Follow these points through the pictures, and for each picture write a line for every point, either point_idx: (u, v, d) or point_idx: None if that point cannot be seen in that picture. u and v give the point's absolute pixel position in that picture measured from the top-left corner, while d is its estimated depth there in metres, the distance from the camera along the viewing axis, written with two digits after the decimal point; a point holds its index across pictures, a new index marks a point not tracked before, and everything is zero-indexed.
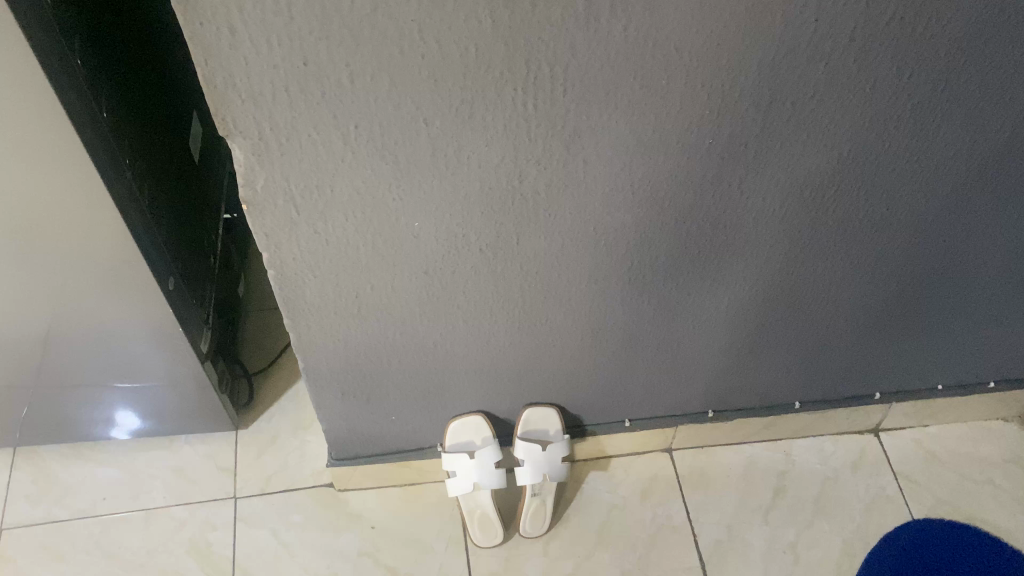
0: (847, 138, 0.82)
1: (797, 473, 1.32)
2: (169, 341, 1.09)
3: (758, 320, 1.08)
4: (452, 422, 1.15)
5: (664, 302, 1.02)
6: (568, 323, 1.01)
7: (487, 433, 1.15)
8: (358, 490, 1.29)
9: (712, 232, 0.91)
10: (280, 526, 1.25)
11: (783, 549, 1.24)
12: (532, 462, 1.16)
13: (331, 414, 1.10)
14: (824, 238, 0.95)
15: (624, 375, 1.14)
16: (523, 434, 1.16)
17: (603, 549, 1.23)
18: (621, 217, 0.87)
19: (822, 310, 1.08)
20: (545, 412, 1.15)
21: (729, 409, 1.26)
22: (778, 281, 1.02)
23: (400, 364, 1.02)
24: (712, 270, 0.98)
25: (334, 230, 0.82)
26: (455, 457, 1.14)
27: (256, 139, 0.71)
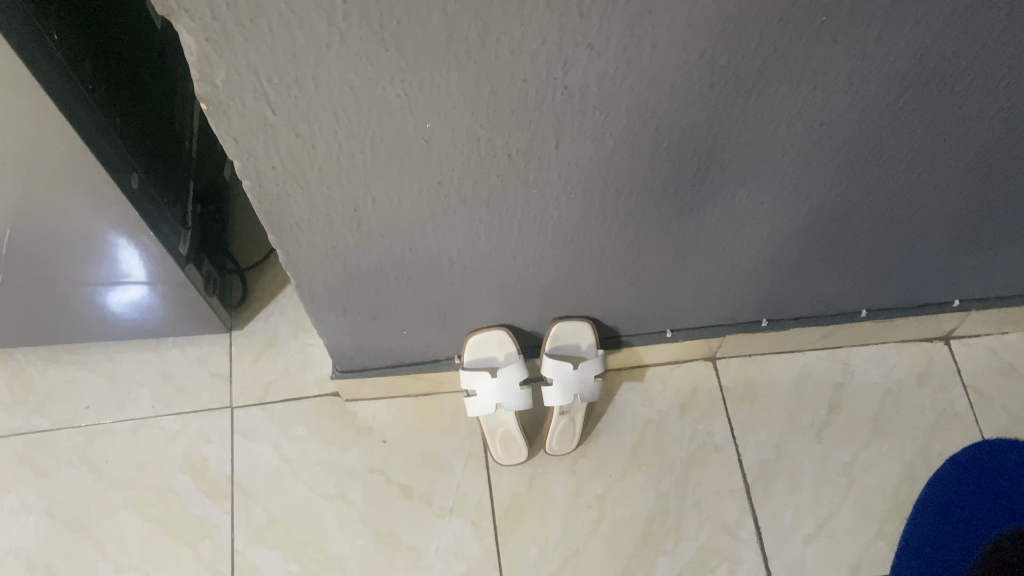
0: (1001, 14, 0.62)
1: (855, 386, 1.18)
2: (143, 247, 0.93)
3: (837, 227, 0.91)
4: (471, 335, 1.00)
5: (730, 210, 0.84)
6: (611, 234, 0.84)
7: (510, 348, 1.01)
8: (367, 401, 1.16)
9: (802, 132, 0.73)
10: (282, 440, 1.14)
11: (835, 472, 1.13)
12: (563, 382, 1.02)
13: (333, 330, 0.95)
14: (937, 135, 0.77)
15: (671, 286, 0.98)
16: (552, 350, 1.02)
17: (637, 469, 1.13)
18: (690, 114, 0.67)
19: (914, 216, 0.91)
20: (579, 326, 1.00)
21: (785, 317, 1.11)
22: (870, 184, 0.83)
23: (410, 278, 0.87)
24: (795, 177, 0.80)
25: (324, 134, 0.63)
26: (474, 375, 1.00)
27: (208, 21, 0.52)
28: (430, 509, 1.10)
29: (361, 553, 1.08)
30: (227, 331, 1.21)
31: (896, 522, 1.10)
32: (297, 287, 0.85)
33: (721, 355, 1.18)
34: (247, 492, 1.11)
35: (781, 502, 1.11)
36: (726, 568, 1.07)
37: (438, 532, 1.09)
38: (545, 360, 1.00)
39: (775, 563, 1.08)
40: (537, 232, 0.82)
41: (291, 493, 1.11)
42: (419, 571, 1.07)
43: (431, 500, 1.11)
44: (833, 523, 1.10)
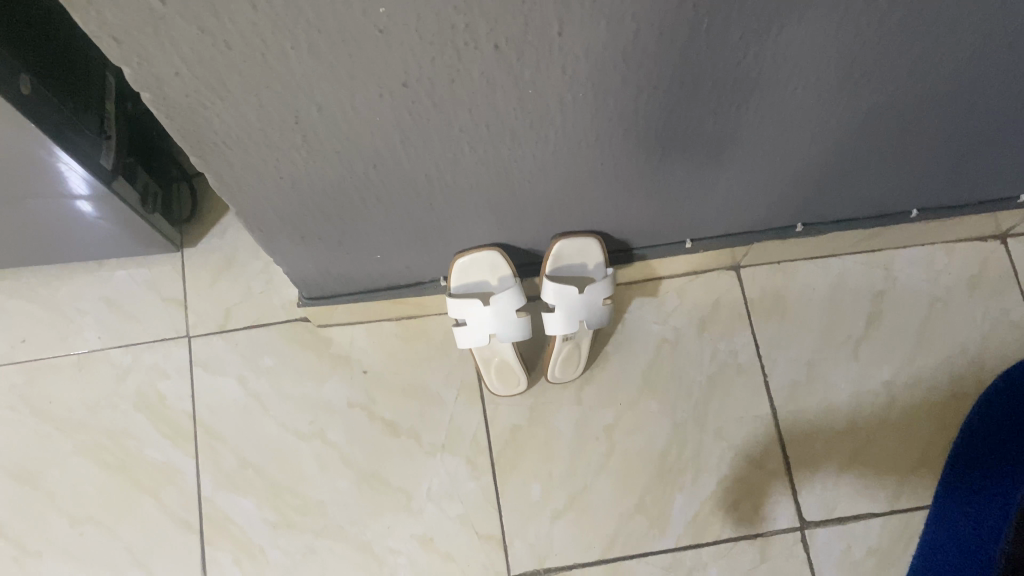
0: None
1: (898, 294, 1.04)
2: (52, 164, 0.76)
3: (907, 118, 0.73)
4: (457, 258, 0.86)
5: (780, 105, 0.66)
6: (626, 138, 0.68)
7: (504, 270, 0.87)
8: (342, 325, 1.02)
9: (887, 5, 0.55)
10: (249, 373, 1.01)
11: (873, 393, 1.00)
12: (567, 308, 0.88)
13: (291, 257, 0.80)
14: None
15: (694, 193, 0.82)
16: (553, 272, 0.88)
17: (651, 396, 1.00)
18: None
19: (999, 103, 0.74)
20: (585, 243, 0.86)
21: (822, 221, 0.95)
22: (959, 66, 0.66)
23: (379, 198, 0.71)
24: (866, 62, 0.62)
25: (239, 28, 0.46)
26: (464, 303, 0.86)
27: None
28: (420, 447, 0.98)
29: (345, 496, 0.97)
30: (177, 249, 1.05)
31: (940, 446, 0.98)
32: (238, 215, 0.69)
33: (745, 264, 1.03)
34: (212, 432, 0.99)
35: (812, 428, 0.99)
36: (752, 502, 0.97)
37: (431, 472, 0.97)
38: (545, 284, 0.86)
39: (805, 495, 0.97)
40: (534, 139, 0.65)
41: (263, 433, 0.99)
42: (410, 516, 0.96)
43: (420, 437, 0.98)
44: (870, 450, 0.99)
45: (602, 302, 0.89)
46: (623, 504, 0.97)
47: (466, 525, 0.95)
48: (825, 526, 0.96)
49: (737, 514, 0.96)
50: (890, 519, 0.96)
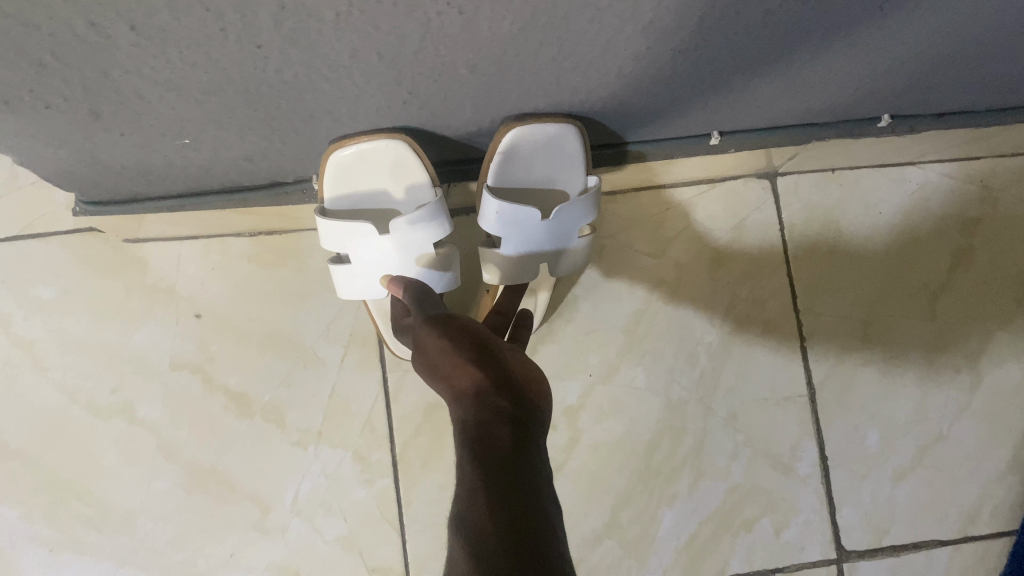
0: None
1: (1001, 224, 0.70)
2: None
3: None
4: (336, 148, 0.50)
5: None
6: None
7: (416, 173, 0.52)
8: (160, 238, 0.64)
9: None
10: (12, 310, 0.64)
11: (955, 367, 0.69)
12: (523, 241, 0.54)
13: (9, 138, 0.43)
14: None
15: (757, 50, 0.46)
16: (497, 180, 0.54)
17: (636, 363, 0.67)
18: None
19: None
20: (556, 136, 0.52)
21: (922, 110, 0.60)
22: None
23: (135, 24, 0.33)
24: None
25: None
26: (344, 226, 0.51)
27: None
28: (283, 435, 0.64)
29: (164, 504, 0.63)
30: None
31: None
32: None
33: (786, 171, 0.68)
34: None
35: (866, 414, 0.68)
36: (771, 521, 0.67)
37: (298, 471, 0.64)
38: (487, 201, 0.52)
39: (846, 512, 0.67)
40: None
41: (36, 403, 0.63)
42: (265, 537, 0.63)
43: (285, 417, 0.64)
44: (943, 449, 0.68)
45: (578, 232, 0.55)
46: (585, 520, 0.66)
47: (350, 552, 0.63)
48: (874, 558, 0.67)
49: (749, 539, 0.67)
50: (961, 549, 0.68)
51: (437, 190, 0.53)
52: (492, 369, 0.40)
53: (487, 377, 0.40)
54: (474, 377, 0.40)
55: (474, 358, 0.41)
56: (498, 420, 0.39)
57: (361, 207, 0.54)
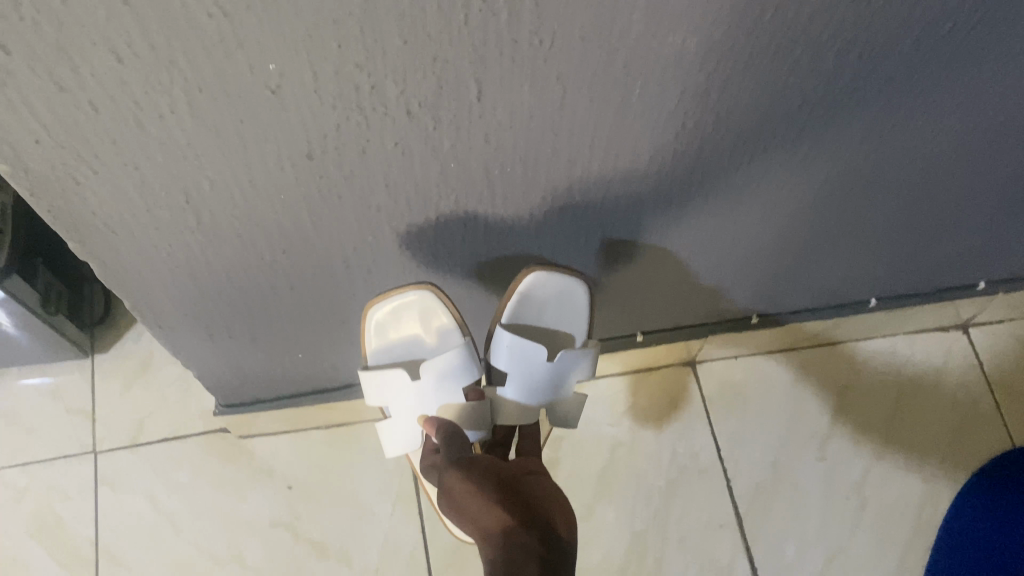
0: None
1: (861, 388, 0.98)
2: None
3: (885, 197, 0.67)
4: (375, 308, 0.69)
5: (778, 162, 0.60)
6: (569, 223, 0.61)
7: (442, 319, 0.71)
8: (265, 434, 0.92)
9: (827, 73, 0.50)
10: (158, 489, 0.90)
11: (845, 493, 0.93)
12: (527, 372, 0.72)
13: (200, 358, 0.73)
14: (998, 79, 0.53)
15: (641, 287, 0.77)
16: (513, 315, 0.72)
17: (606, 503, 0.92)
18: (699, 31, 0.44)
19: (950, 189, 0.68)
20: (563, 284, 0.71)
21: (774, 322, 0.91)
22: (900, 148, 0.60)
23: (292, 286, 0.64)
24: (801, 140, 0.57)
25: (101, 83, 0.40)
26: (389, 378, 0.71)
27: None
28: (350, 571, 0.87)
29: None
30: (86, 355, 0.95)
31: (920, 550, 0.90)
32: (133, 308, 0.62)
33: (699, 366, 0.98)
34: (114, 558, 0.87)
35: (783, 533, 0.91)
36: None
37: None
38: (501, 334, 0.71)
39: None
40: (461, 218, 0.59)
41: (173, 557, 0.88)
42: None
43: (351, 558, 0.88)
44: (845, 556, 0.90)
45: (570, 372, 0.73)
46: None
47: None
48: None
49: None
50: None
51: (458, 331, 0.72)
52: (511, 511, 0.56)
53: (509, 518, 0.55)
54: (500, 520, 0.55)
55: (497, 504, 0.56)
56: (524, 551, 0.53)
57: (400, 356, 0.73)
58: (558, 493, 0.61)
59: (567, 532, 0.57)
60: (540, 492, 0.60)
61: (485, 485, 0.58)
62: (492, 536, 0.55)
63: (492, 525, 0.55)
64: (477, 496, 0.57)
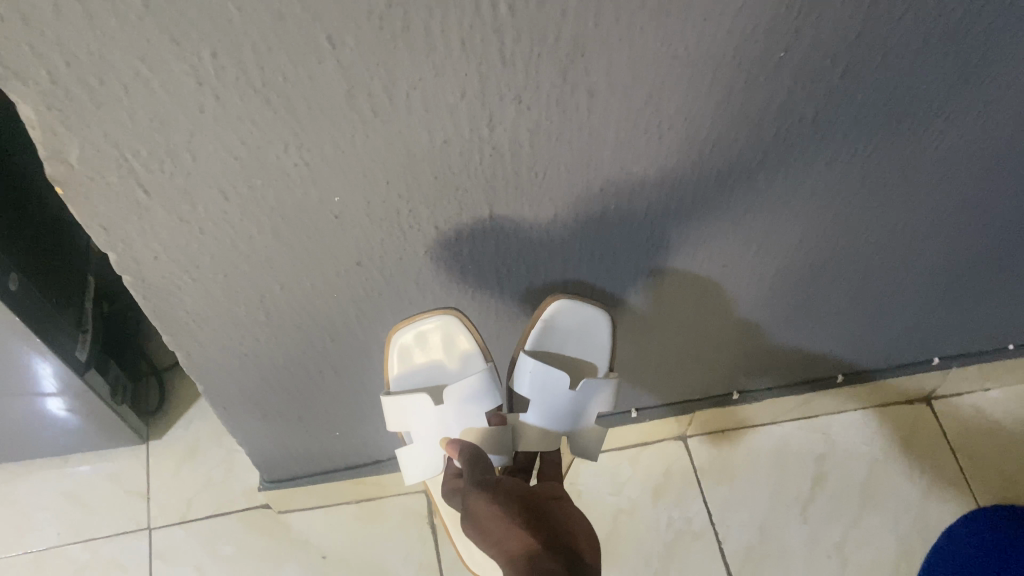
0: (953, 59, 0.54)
1: (836, 457, 1.08)
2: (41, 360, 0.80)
3: (825, 285, 0.81)
4: (399, 333, 0.71)
5: (776, 230, 0.70)
6: (594, 261, 0.68)
7: (465, 343, 0.74)
8: (301, 509, 1.03)
9: (763, 188, 0.64)
10: (205, 562, 0.99)
11: (828, 552, 1.02)
12: (550, 398, 0.75)
13: (253, 437, 0.84)
14: (897, 188, 0.68)
15: (662, 329, 0.82)
16: (537, 342, 0.75)
17: (610, 566, 1.01)
18: (655, 165, 0.58)
19: (882, 277, 0.81)
20: (588, 314, 0.74)
21: (790, 362, 0.96)
22: (831, 243, 0.74)
23: (335, 371, 0.76)
24: (750, 239, 0.71)
25: (214, 216, 0.54)
26: (412, 403, 0.73)
27: (44, 84, 0.42)
28: None
29: None
30: (142, 443, 1.07)
31: None
32: (204, 392, 0.74)
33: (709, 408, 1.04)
34: None
35: None
36: None
37: None
38: (524, 359, 0.74)
39: None
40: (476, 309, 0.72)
41: None
42: None
43: None
44: None
45: (591, 399, 0.77)
46: None
47: None
48: None
49: None
50: None
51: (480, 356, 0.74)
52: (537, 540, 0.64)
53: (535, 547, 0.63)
54: (526, 546, 0.63)
55: (523, 532, 0.64)
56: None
57: (422, 379, 0.75)
58: (569, 520, 0.69)
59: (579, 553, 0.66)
60: (553, 519, 0.68)
61: (507, 509, 0.66)
62: (517, 560, 0.62)
63: (518, 550, 0.63)
64: (504, 522, 0.65)
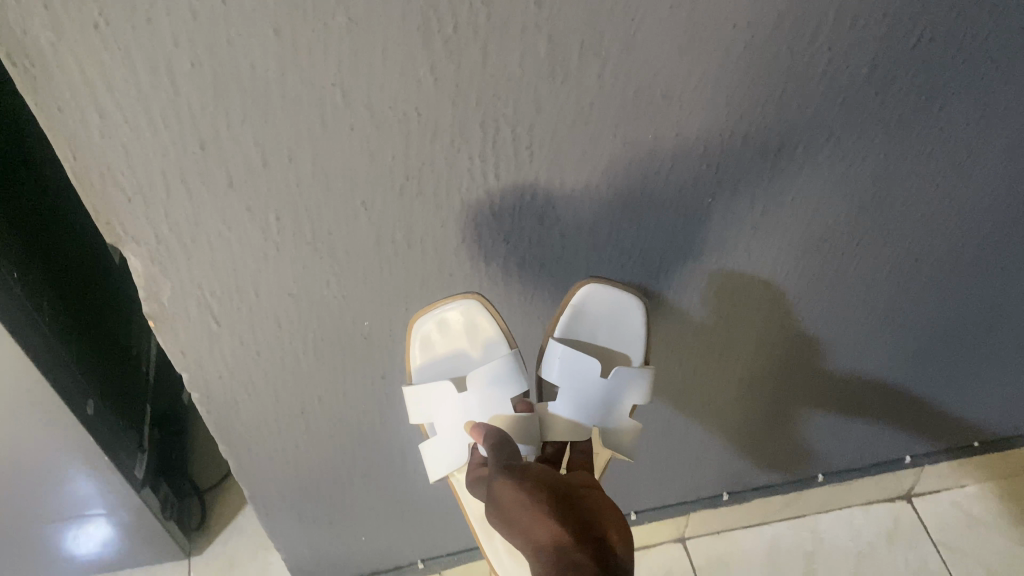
0: (849, 196, 0.68)
1: (826, 553, 1.16)
2: (112, 479, 0.92)
3: (785, 393, 0.92)
4: (420, 321, 0.69)
5: (735, 345, 0.82)
6: (622, 270, 0.70)
7: (489, 330, 0.71)
8: None
9: (716, 309, 0.76)
10: None
11: None
12: (577, 392, 0.74)
13: (290, 540, 0.95)
14: (830, 306, 0.80)
15: (688, 352, 0.81)
16: (566, 331, 0.74)
17: None
18: (624, 291, 0.71)
19: (836, 384, 0.92)
20: (621, 300, 0.71)
21: (844, 398, 0.95)
22: (782, 356, 0.85)
23: (363, 476, 0.88)
24: (713, 355, 0.83)
25: (269, 341, 0.67)
26: (437, 391, 0.72)
27: (152, 243, 0.57)
28: None
29: None
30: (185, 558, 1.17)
31: None
32: (250, 497, 0.85)
33: (754, 443, 1.01)
34: None
35: None
36: None
37: None
38: (553, 344, 0.73)
39: None
40: None
41: None
42: None
43: None
44: None
45: (624, 393, 0.75)
46: None
47: None
48: None
49: None
50: None
51: (504, 343, 0.72)
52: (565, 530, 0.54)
53: (563, 537, 0.54)
54: (553, 536, 0.54)
55: (551, 522, 0.55)
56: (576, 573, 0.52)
57: (443, 367, 0.74)
58: (611, 508, 0.59)
59: (623, 550, 0.55)
60: (591, 505, 0.58)
61: (537, 495, 0.58)
62: (545, 550, 0.54)
63: (545, 540, 0.54)
64: (529, 510, 0.56)
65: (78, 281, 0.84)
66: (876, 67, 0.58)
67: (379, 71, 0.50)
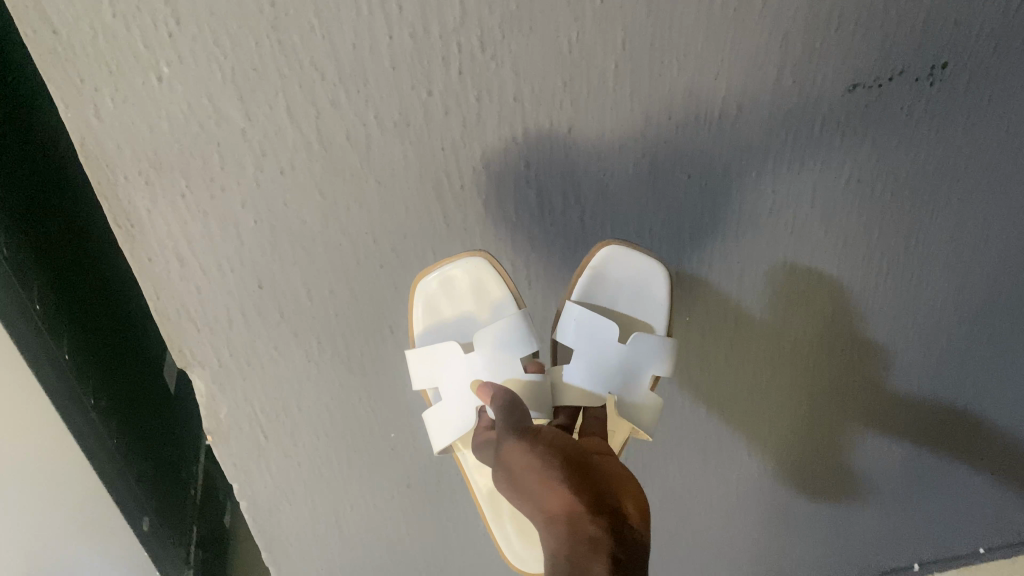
0: (806, 319, 0.72)
1: None
2: None
3: (784, 531, 0.89)
4: (424, 278, 0.65)
5: (725, 478, 0.83)
6: None
7: (498, 291, 0.67)
8: None
9: (702, 440, 0.79)
10: None
11: None
12: (595, 358, 0.65)
13: None
14: (811, 432, 0.81)
15: (707, 427, 0.78)
16: (583, 297, 0.67)
17: None
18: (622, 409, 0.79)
19: (837, 522, 0.90)
20: (640, 265, 0.67)
21: (931, 433, 0.83)
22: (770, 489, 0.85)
23: None
24: (701, 490, 0.83)
25: (309, 454, 0.76)
26: (440, 351, 0.65)
27: (215, 366, 0.68)
28: None
29: None
30: None
31: None
32: None
33: (832, 488, 0.87)
34: None
35: None
36: None
37: None
38: (568, 305, 0.65)
39: None
40: None
41: None
42: None
43: None
44: None
45: (647, 363, 0.66)
46: None
47: None
48: None
49: None
50: None
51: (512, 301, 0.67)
52: (579, 496, 0.51)
53: (578, 504, 0.50)
54: (566, 502, 0.51)
55: (565, 487, 0.51)
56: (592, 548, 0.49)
57: (449, 334, 0.69)
58: (624, 476, 0.55)
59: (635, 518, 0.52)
60: (604, 473, 0.54)
61: (550, 459, 0.53)
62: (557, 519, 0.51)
63: (558, 507, 0.51)
64: (541, 474, 0.52)
65: (149, 402, 0.93)
66: (832, 110, 0.63)
67: (401, 220, 0.62)
